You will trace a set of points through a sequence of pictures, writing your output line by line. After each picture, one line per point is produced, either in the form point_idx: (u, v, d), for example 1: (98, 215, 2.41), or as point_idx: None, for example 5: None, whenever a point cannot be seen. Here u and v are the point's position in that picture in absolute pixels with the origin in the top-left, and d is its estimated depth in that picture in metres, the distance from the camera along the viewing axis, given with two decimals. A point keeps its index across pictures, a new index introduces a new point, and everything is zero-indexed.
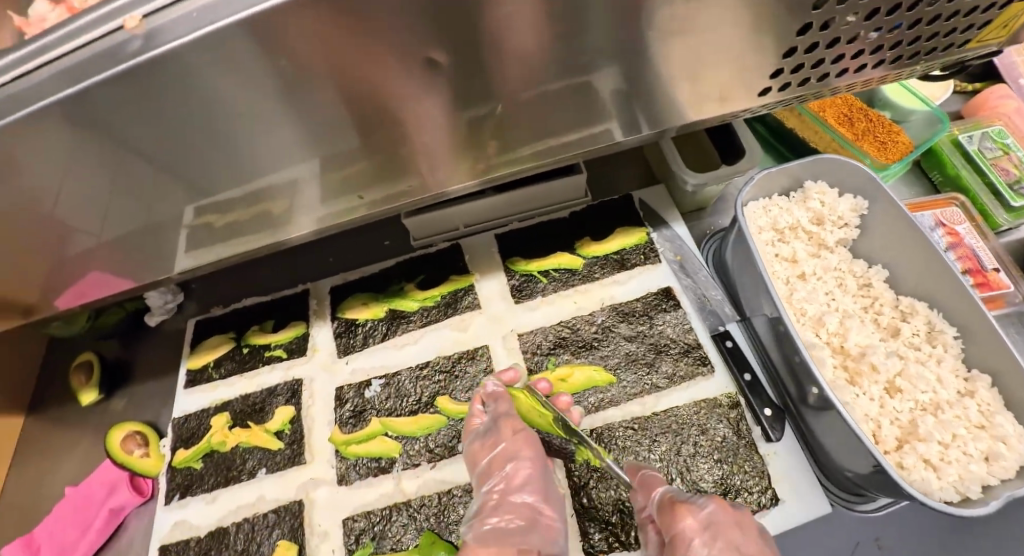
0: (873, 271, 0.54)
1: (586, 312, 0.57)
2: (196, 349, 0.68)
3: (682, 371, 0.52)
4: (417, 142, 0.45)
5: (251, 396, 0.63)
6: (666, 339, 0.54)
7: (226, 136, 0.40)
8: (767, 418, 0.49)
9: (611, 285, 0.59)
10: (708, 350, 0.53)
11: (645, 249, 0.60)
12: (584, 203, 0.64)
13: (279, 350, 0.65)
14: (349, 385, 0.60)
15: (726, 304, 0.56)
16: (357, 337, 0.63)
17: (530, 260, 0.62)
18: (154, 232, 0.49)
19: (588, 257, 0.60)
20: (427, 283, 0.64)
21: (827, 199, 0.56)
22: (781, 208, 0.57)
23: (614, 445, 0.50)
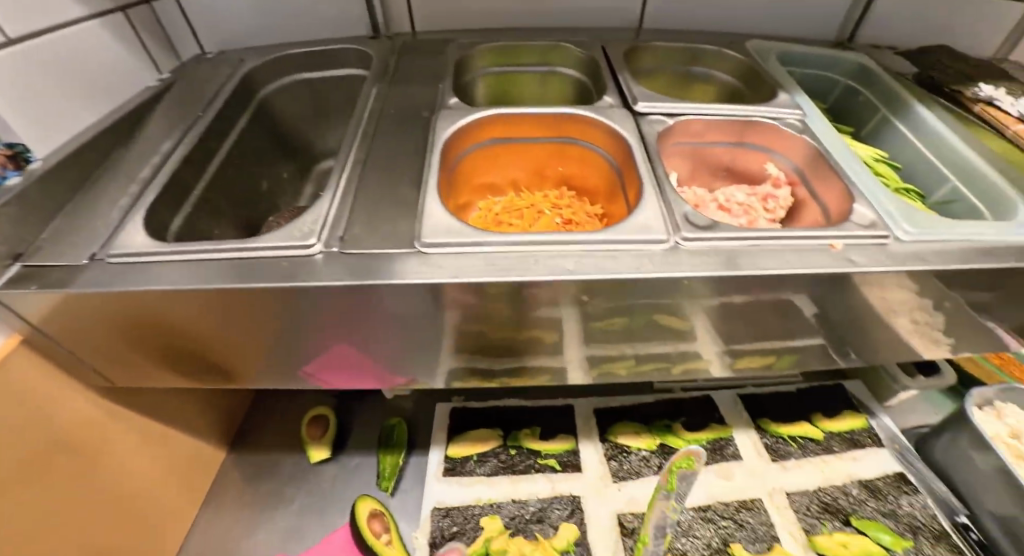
0: (934, 510, 0.79)
1: (832, 481, 0.82)
2: (460, 439, 0.88)
3: (812, 457, 0.85)
4: (510, 339, 0.61)
5: (519, 501, 0.80)
6: (916, 517, 0.78)
7: (350, 320, 0.56)
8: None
9: (849, 462, 0.84)
10: (835, 473, 0.83)
11: (867, 432, 0.88)
12: (787, 385, 0.95)
13: (552, 460, 0.85)
14: (558, 495, 0.81)
15: (840, 498, 0.80)
16: (634, 459, 0.84)
17: (780, 425, 0.88)
18: (302, 360, 0.64)
19: (774, 433, 0.88)
20: (691, 424, 0.88)
21: (880, 455, 0.85)
22: (787, 451, 0.85)
23: (737, 516, 0.78)
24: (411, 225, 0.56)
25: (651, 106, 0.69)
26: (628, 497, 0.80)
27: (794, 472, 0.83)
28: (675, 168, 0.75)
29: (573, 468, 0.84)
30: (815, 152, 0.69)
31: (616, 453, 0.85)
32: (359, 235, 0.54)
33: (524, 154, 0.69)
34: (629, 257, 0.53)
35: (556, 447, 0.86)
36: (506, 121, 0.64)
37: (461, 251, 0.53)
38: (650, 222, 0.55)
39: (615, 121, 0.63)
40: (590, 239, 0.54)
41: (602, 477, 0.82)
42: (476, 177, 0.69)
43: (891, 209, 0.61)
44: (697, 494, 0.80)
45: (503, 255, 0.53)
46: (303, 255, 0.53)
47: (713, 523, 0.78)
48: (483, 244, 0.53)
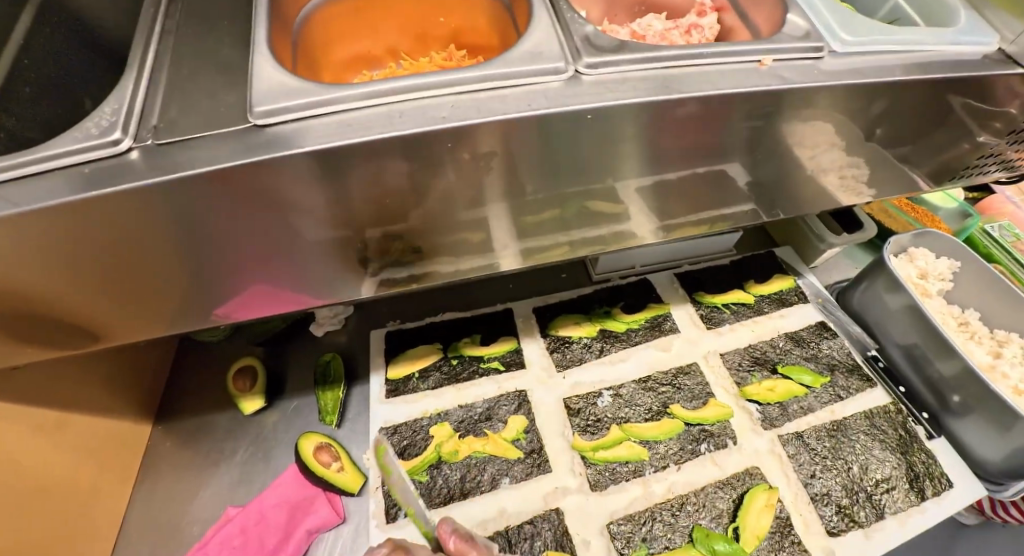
0: (847, 347, 0.86)
1: (762, 339, 0.86)
2: (398, 360, 0.84)
3: (742, 318, 0.88)
4: (410, 224, 0.56)
5: (466, 406, 0.78)
6: (833, 356, 0.84)
7: (213, 225, 0.48)
8: (809, 393, 0.80)
9: (778, 318, 0.88)
10: (762, 329, 0.87)
11: (795, 291, 0.92)
12: (722, 256, 0.97)
13: (496, 363, 0.83)
14: (504, 394, 0.79)
15: (768, 351, 0.85)
16: (577, 349, 0.84)
17: (714, 295, 0.90)
18: (172, 289, 0.56)
19: (709, 303, 0.89)
20: (630, 308, 0.88)
21: (801, 308, 0.90)
22: (721, 317, 0.88)
23: (676, 381, 0.81)
24: (243, 96, 0.47)
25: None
26: (574, 383, 0.80)
27: (727, 334, 0.86)
28: (588, 4, 0.67)
29: (516, 365, 0.82)
30: None
31: (559, 345, 0.84)
32: (178, 120, 0.45)
33: (395, 2, 0.59)
34: (515, 96, 0.47)
35: (499, 349, 0.84)
36: None
37: (303, 115, 0.45)
38: (539, 48, 0.49)
39: None
40: (465, 75, 0.47)
41: (546, 368, 0.82)
42: (343, 45, 0.60)
43: (830, 21, 0.57)
44: (640, 370, 0.82)
45: (369, 111, 0.45)
46: (111, 155, 0.43)
47: (655, 391, 0.79)
48: (331, 102, 0.45)
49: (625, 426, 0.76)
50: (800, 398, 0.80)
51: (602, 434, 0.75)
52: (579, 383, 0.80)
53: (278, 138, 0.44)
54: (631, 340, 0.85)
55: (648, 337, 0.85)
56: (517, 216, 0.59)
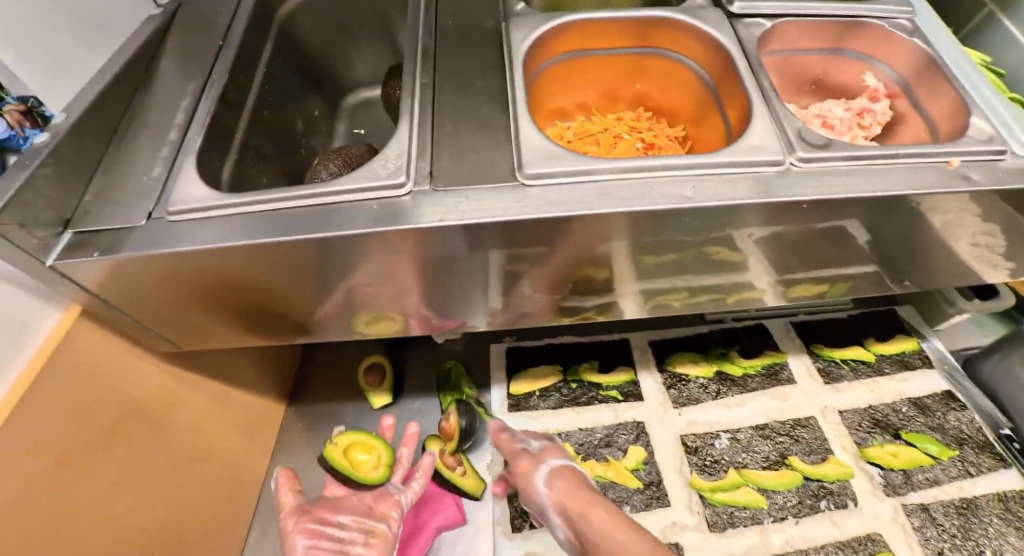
0: (978, 422, 0.83)
1: (884, 400, 0.85)
2: (519, 378, 0.89)
3: (863, 376, 0.87)
4: (583, 270, 0.61)
5: (586, 430, 0.83)
6: (962, 429, 0.82)
7: (447, 260, 0.55)
8: (937, 466, 0.78)
9: (901, 381, 0.87)
10: (884, 391, 0.86)
11: (919, 355, 0.90)
12: (844, 309, 0.96)
13: (614, 391, 0.86)
14: (622, 423, 0.83)
15: (891, 414, 0.83)
16: (693, 389, 0.85)
17: (832, 349, 0.90)
18: (386, 300, 0.64)
19: (826, 357, 0.89)
20: (748, 352, 0.89)
21: (926, 374, 0.88)
22: (841, 373, 0.87)
23: (795, 433, 0.81)
24: (505, 153, 0.53)
25: (750, 6, 0.62)
26: (691, 421, 0.83)
27: (847, 392, 0.85)
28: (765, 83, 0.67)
29: (633, 396, 0.86)
30: (927, 59, 0.61)
31: (676, 381, 0.86)
32: (429, 172, 0.52)
33: (595, 65, 0.65)
34: (744, 182, 0.51)
35: (615, 378, 0.87)
36: (586, 26, 0.61)
37: (565, 180, 0.50)
38: (763, 142, 0.52)
39: (713, 28, 0.59)
40: (706, 159, 0.51)
41: (663, 404, 0.85)
42: (548, 101, 0.66)
43: (1000, 116, 0.55)
44: (756, 417, 0.83)
45: (613, 184, 0.50)
46: (393, 195, 0.50)
47: (774, 440, 0.80)
48: (592, 171, 0.50)
49: (743, 471, 0.77)
50: (926, 470, 0.78)
51: (720, 476, 0.77)
52: (696, 422, 0.82)
53: (505, 198, 0.50)
54: (748, 385, 0.86)
55: (764, 384, 0.86)
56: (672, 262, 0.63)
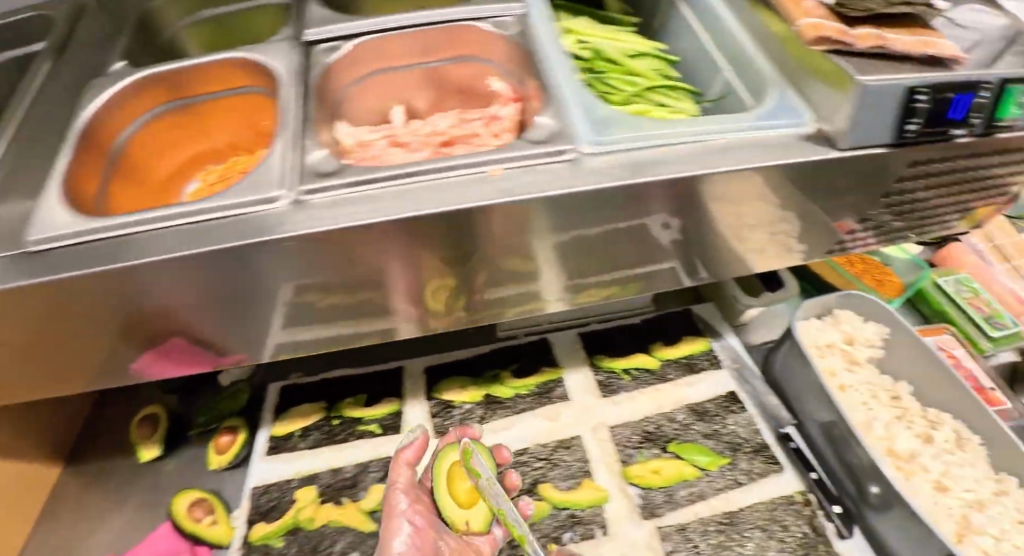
0: (758, 423, 0.77)
1: (665, 409, 0.79)
2: (282, 417, 0.84)
3: (645, 384, 0.81)
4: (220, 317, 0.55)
5: (339, 470, 0.78)
6: (738, 434, 0.76)
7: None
8: (706, 477, 0.72)
9: (684, 387, 0.81)
10: (664, 399, 0.80)
11: (709, 356, 0.85)
12: (649, 311, 0.91)
13: (372, 425, 0.81)
14: (375, 459, 0.78)
15: (668, 424, 0.77)
16: (454, 417, 0.80)
17: (613, 359, 0.84)
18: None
19: (607, 369, 0.83)
20: (523, 371, 0.83)
21: (711, 376, 0.83)
22: (621, 384, 0.81)
23: (556, 455, 0.75)
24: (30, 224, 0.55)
25: (323, 31, 0.71)
26: (449, 450, 0.78)
27: (624, 404, 0.79)
28: (377, 94, 0.77)
29: (394, 429, 0.81)
30: (518, 52, 0.71)
31: (443, 408, 0.81)
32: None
33: (202, 121, 0.78)
34: (233, 225, 0.52)
35: (379, 411, 0.82)
36: (170, 79, 0.72)
37: (66, 244, 0.52)
38: (268, 177, 0.55)
39: (258, 56, 0.71)
40: (205, 206, 0.53)
41: (423, 435, 0.79)
42: (184, 150, 0.78)
43: (585, 121, 0.59)
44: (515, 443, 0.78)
45: (103, 242, 0.52)
46: None
47: (531, 465, 0.74)
48: (92, 229, 0.52)
49: None
50: (693, 483, 0.71)
51: None
52: (453, 452, 0.77)
53: None
54: (516, 407, 0.80)
55: (532, 404, 0.80)
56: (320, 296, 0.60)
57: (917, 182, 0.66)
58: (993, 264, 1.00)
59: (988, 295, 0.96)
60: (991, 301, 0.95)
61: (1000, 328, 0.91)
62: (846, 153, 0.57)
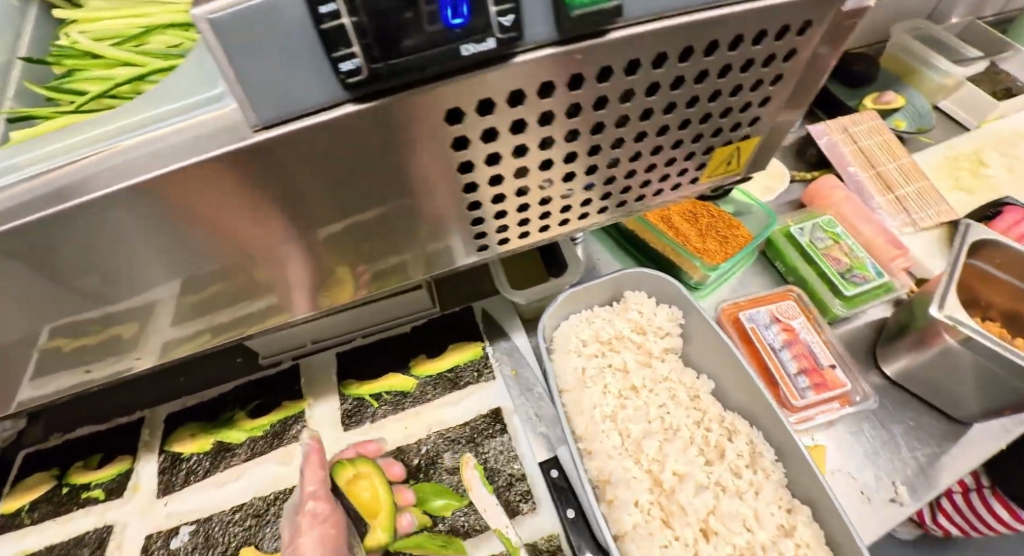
0: (518, 447, 0.63)
1: (413, 439, 0.65)
2: (13, 491, 0.70)
3: (399, 404, 0.69)
4: None
5: (58, 546, 0.65)
6: (489, 465, 0.62)
7: None
8: (440, 526, 0.58)
9: (443, 408, 0.67)
10: (416, 426, 0.66)
11: (478, 365, 0.70)
12: (432, 314, 0.76)
13: (98, 490, 0.69)
14: (95, 528, 0.66)
15: (413, 458, 0.64)
16: (181, 473, 0.69)
17: (362, 384, 0.71)
18: None
19: (353, 395, 0.70)
20: (258, 410, 0.72)
21: (480, 389, 0.68)
22: (370, 412, 0.69)
23: (275, 505, 0.65)
24: None
25: None
26: (170, 510, 0.66)
27: (363, 430, 0.67)
28: None
29: (122, 488, 0.69)
30: None
31: (175, 460, 0.70)
32: None
33: None
34: None
35: (116, 469, 0.70)
36: None
37: None
38: None
39: None
40: None
41: (149, 496, 0.68)
42: None
43: None
44: (239, 495, 0.66)
45: None
46: None
47: (245, 520, 0.64)
48: None
49: None
50: (418, 536, 0.58)
51: None
52: (172, 513, 0.66)
53: None
54: (251, 451, 0.69)
55: (267, 447, 0.69)
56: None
57: (514, 143, 0.36)
58: (872, 197, 0.93)
59: (851, 239, 0.82)
60: (854, 248, 0.81)
61: (859, 285, 0.77)
62: (265, 135, 0.29)
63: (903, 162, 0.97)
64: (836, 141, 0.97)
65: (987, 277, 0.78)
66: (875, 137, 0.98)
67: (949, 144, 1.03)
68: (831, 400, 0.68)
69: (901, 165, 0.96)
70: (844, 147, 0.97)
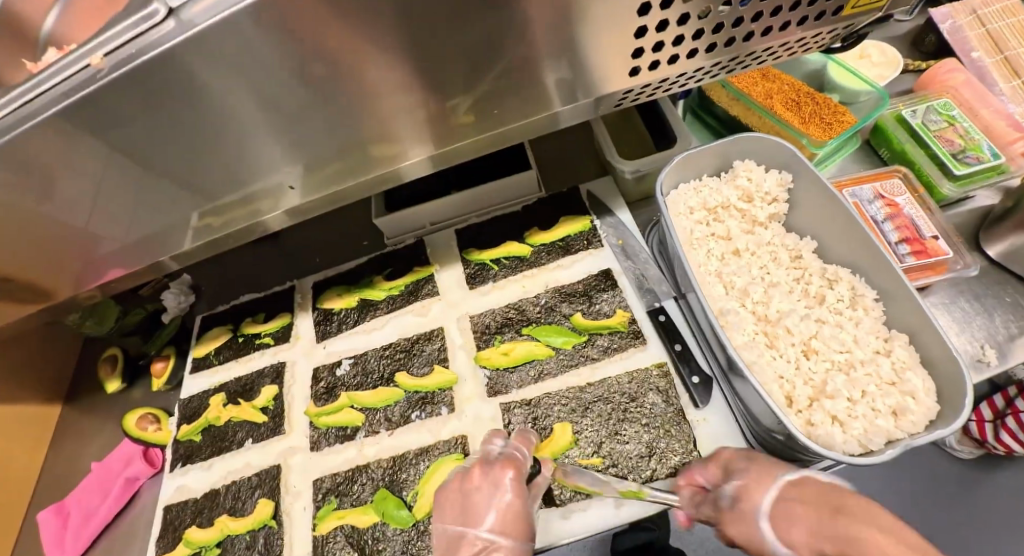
0: (628, 298, 0.71)
1: (532, 294, 0.74)
2: (200, 341, 0.85)
3: (517, 268, 0.77)
4: (47, 231, 0.60)
5: (243, 378, 0.79)
6: (603, 312, 0.70)
7: None
8: (561, 359, 0.68)
9: (558, 269, 0.75)
10: (533, 283, 0.75)
11: (589, 236, 0.77)
12: (537, 196, 0.82)
13: (268, 337, 0.82)
14: (269, 366, 0.79)
15: (535, 306, 0.72)
16: (334, 323, 0.80)
17: (483, 250, 0.79)
18: None
19: (475, 261, 0.79)
20: (393, 275, 0.81)
21: (591, 253, 0.76)
22: (500, 275, 0.77)
23: (418, 345, 0.74)
24: None
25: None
26: (329, 348, 0.78)
27: (487, 289, 0.76)
28: None
29: (288, 337, 0.81)
30: None
31: (327, 314, 0.81)
32: None
33: None
34: None
35: (277, 324, 0.83)
36: None
37: None
38: None
39: None
40: None
41: (310, 342, 0.80)
42: None
43: None
44: (389, 335, 0.77)
45: None
46: None
47: (396, 354, 0.74)
48: None
49: (350, 395, 0.72)
50: (543, 365, 0.68)
51: (330, 401, 0.73)
52: (331, 350, 0.78)
53: None
54: (391, 305, 0.79)
55: (403, 302, 0.79)
56: (138, 173, 0.55)
57: None
58: (995, 85, 0.88)
59: (968, 122, 0.81)
60: (971, 131, 0.80)
61: (971, 165, 0.77)
62: None
63: None
64: (960, 26, 0.92)
65: None
66: (1008, 18, 0.91)
67: None
68: (927, 268, 0.71)
69: None
70: (967, 32, 0.92)
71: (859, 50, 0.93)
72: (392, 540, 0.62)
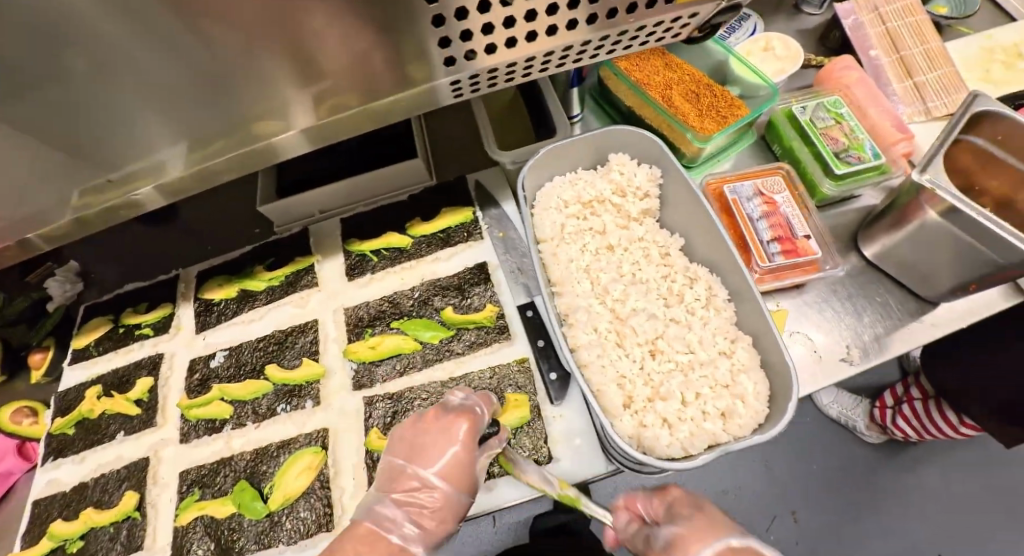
0: (500, 293, 0.71)
1: (408, 286, 0.74)
2: (80, 331, 0.82)
3: (395, 260, 0.76)
4: None
5: (120, 370, 0.78)
6: (474, 306, 0.70)
7: None
8: (427, 353, 0.68)
9: (436, 262, 0.75)
10: (410, 275, 0.75)
11: (469, 227, 0.76)
12: (425, 183, 0.82)
13: (148, 328, 0.80)
14: (146, 358, 0.77)
15: (408, 298, 0.72)
16: (213, 314, 0.78)
17: (363, 241, 0.78)
18: None
19: (355, 252, 0.78)
20: (275, 264, 0.80)
21: (470, 246, 0.75)
22: (376, 265, 0.76)
23: (292, 337, 0.73)
24: None
25: None
26: (207, 339, 0.77)
27: (364, 281, 0.75)
28: None
29: (167, 327, 0.79)
30: None
31: (206, 304, 0.79)
32: None
33: None
34: None
35: (156, 314, 0.81)
36: None
37: None
38: None
39: None
40: None
41: (189, 331, 0.78)
42: None
43: None
44: (265, 326, 0.76)
45: None
46: None
47: (269, 346, 0.73)
48: None
49: (219, 388, 0.71)
50: (410, 358, 0.68)
51: (201, 393, 0.72)
52: (207, 340, 0.77)
53: None
54: (270, 295, 0.78)
55: (282, 293, 0.77)
56: None
57: None
58: (889, 84, 0.89)
59: (855, 120, 0.81)
60: (856, 130, 0.80)
61: (852, 165, 0.77)
62: None
63: (932, 45, 0.90)
64: (863, 22, 0.93)
65: (989, 163, 0.73)
66: (906, 18, 0.92)
67: (988, 34, 0.94)
68: (796, 266, 0.72)
69: (927, 49, 0.90)
70: (869, 29, 0.92)
71: (764, 42, 0.93)
72: (246, 531, 0.62)
